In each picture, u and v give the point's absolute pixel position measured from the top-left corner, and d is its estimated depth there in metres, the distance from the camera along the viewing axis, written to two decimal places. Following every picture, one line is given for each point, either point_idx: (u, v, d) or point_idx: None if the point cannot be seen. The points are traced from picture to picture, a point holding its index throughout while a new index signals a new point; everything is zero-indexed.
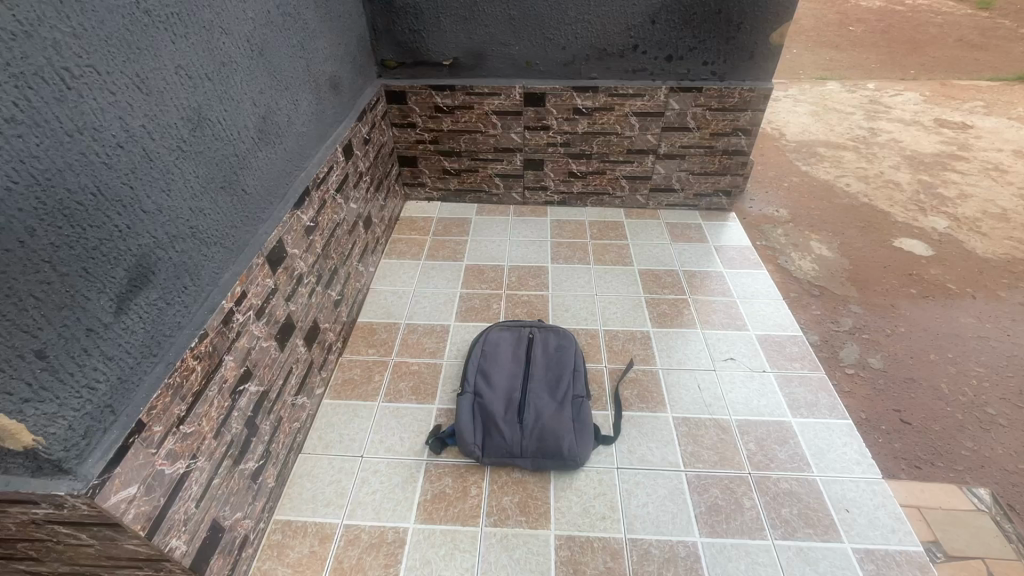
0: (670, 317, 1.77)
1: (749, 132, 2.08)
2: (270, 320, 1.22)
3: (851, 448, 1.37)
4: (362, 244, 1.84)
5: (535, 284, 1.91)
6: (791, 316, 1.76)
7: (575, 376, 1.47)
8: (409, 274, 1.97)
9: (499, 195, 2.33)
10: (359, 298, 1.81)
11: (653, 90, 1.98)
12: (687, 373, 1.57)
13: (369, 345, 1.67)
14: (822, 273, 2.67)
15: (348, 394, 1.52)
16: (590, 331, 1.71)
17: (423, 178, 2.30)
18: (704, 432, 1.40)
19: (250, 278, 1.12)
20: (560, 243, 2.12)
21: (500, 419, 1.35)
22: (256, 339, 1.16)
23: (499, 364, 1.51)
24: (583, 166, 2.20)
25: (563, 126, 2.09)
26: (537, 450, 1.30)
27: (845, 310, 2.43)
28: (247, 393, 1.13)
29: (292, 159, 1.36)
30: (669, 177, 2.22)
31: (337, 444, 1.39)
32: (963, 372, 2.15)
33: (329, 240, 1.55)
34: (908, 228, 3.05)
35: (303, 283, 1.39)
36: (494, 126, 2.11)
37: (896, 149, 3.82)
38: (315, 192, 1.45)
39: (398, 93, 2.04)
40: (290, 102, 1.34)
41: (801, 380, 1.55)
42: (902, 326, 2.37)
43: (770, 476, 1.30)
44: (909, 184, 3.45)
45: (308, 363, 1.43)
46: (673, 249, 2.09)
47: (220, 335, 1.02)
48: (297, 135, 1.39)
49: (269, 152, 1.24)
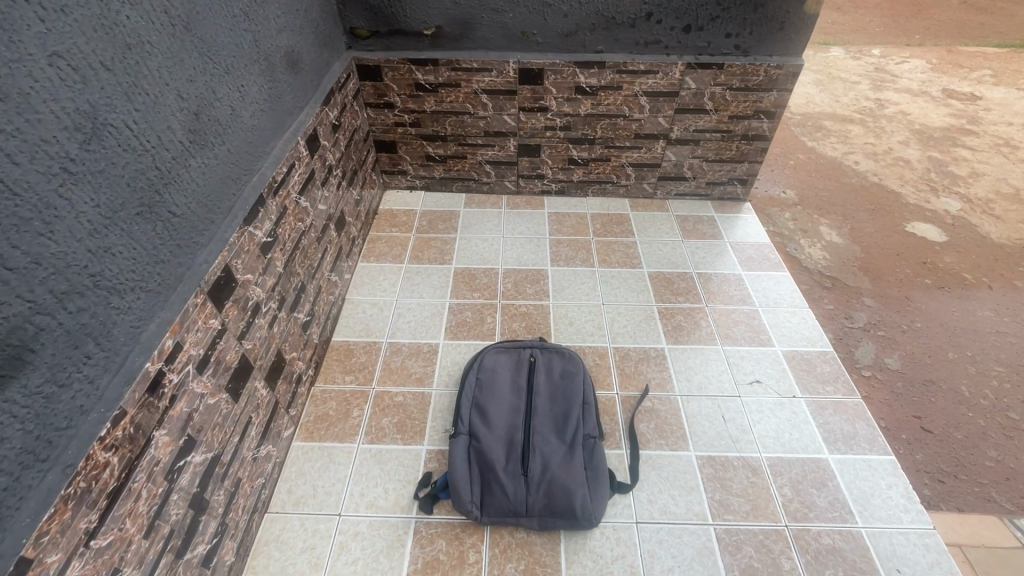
0: (686, 331, 1.58)
1: (772, 115, 1.84)
2: (220, 368, 1.00)
3: (897, 491, 1.21)
4: (335, 249, 1.60)
5: (533, 291, 1.70)
6: (821, 330, 1.58)
7: (585, 411, 1.28)
8: (391, 282, 1.73)
9: (490, 184, 2.08)
10: (333, 313, 1.57)
11: (667, 66, 1.72)
12: (709, 401, 1.39)
13: (345, 371, 1.45)
14: (835, 263, 2.50)
15: (322, 434, 1.31)
16: (597, 350, 1.51)
17: (403, 165, 2.03)
18: (733, 474, 1.24)
19: (186, 325, 0.89)
20: (559, 241, 1.89)
21: (499, 469, 1.16)
22: (200, 397, 0.93)
23: (497, 398, 1.32)
24: (584, 152, 1.96)
25: (563, 107, 1.83)
26: (545, 508, 1.12)
27: (860, 304, 2.27)
28: (191, 466, 0.91)
29: (240, 162, 1.09)
30: (680, 164, 1.98)
31: (310, 500, 1.19)
32: (983, 372, 2.02)
33: (293, 253, 1.30)
34: (919, 212, 2.88)
35: (261, 312, 1.15)
36: (485, 107, 1.84)
37: (904, 123, 3.62)
38: (273, 200, 1.19)
39: (371, 68, 1.75)
40: (233, 90, 1.07)
41: (836, 407, 1.38)
42: (920, 322, 2.23)
43: (810, 529, 1.14)
44: (920, 161, 3.27)
45: (272, 406, 1.20)
46: (685, 248, 1.88)
47: (145, 408, 0.80)
48: (245, 130, 1.11)
49: (206, 157, 0.97)
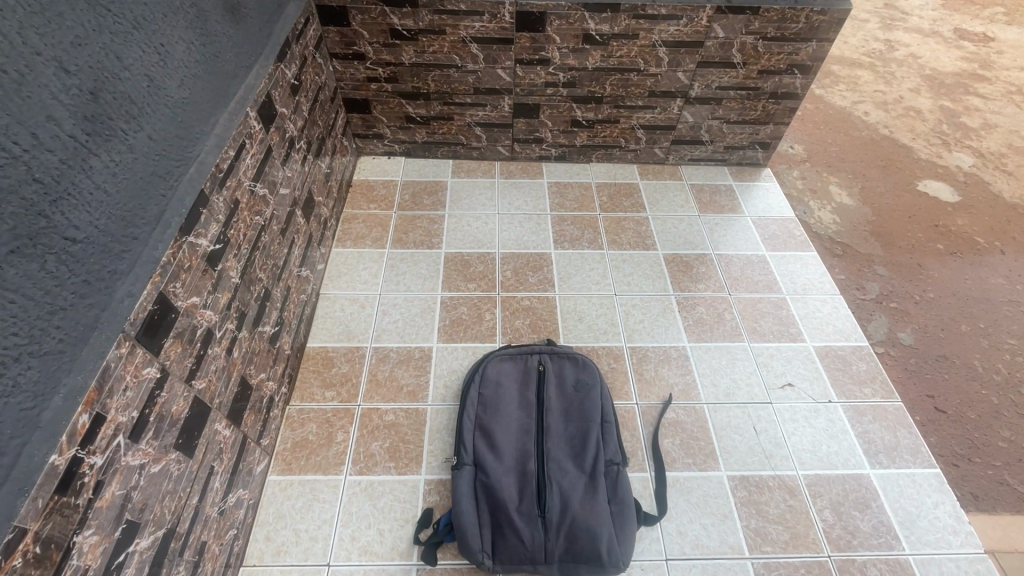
0: (709, 326, 1.41)
1: (807, 69, 1.60)
2: (164, 425, 0.79)
3: (945, 511, 1.13)
4: (305, 237, 1.35)
5: (536, 280, 1.49)
6: (855, 321, 1.44)
7: (605, 432, 1.13)
8: (372, 272, 1.50)
9: (481, 148, 1.81)
10: (307, 313, 1.35)
11: (694, 10, 1.45)
12: (738, 410, 1.25)
13: (325, 386, 1.26)
14: (841, 231, 1.88)
15: (302, 464, 1.13)
16: (612, 351, 1.34)
17: (379, 128, 1.74)
18: (769, 497, 1.12)
19: (108, 388, 0.67)
20: (562, 218, 1.67)
21: (512, 510, 1.01)
22: (138, 470, 0.73)
23: (504, 417, 1.14)
24: (590, 113, 1.70)
25: (567, 59, 1.55)
26: (566, 553, 0.99)
27: (868, 275, 1.73)
28: (135, 556, 0.73)
29: (171, 149, 0.82)
30: (698, 126, 1.75)
31: (293, 548, 1.02)
32: (997, 346, 1.57)
33: (251, 257, 1.06)
34: (931, 167, 2.25)
35: (214, 339, 0.93)
36: (475, 60, 1.55)
37: (915, 68, 2.91)
38: (219, 195, 0.94)
39: (335, 10, 1.43)
40: (147, 51, 0.79)
41: (876, 413, 1.26)
42: (932, 293, 1.70)
43: (854, 559, 1.05)
44: (932, 111, 2.61)
45: (240, 445, 1.01)
46: (702, 223, 1.68)
47: (56, 515, 0.60)
48: (175, 105, 0.83)
49: (117, 151, 0.71)
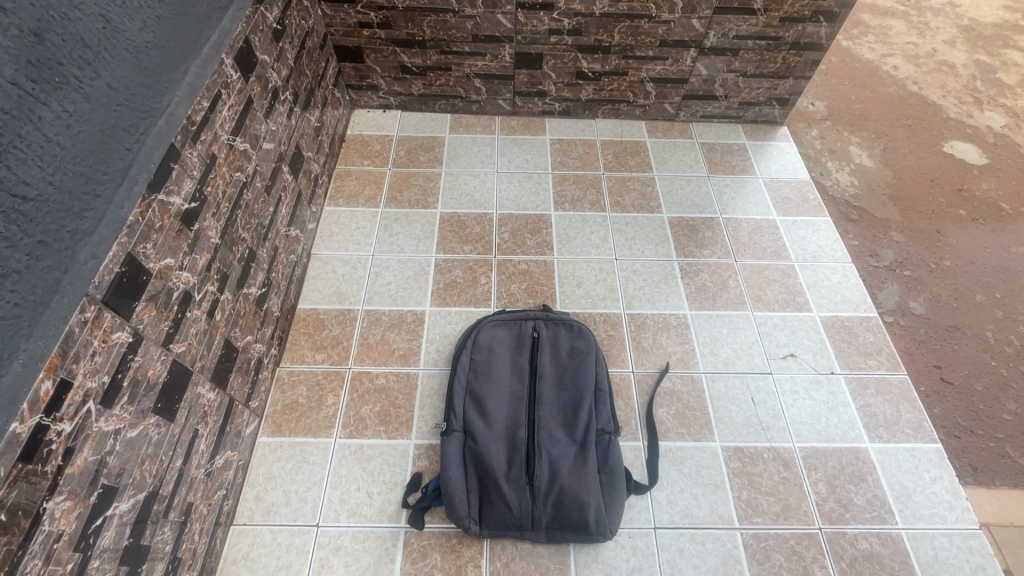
0: (712, 294, 1.36)
1: (833, 16, 1.47)
2: (141, 390, 0.78)
3: (942, 486, 1.11)
4: (292, 195, 1.30)
5: (534, 244, 1.44)
6: (865, 291, 1.39)
7: (597, 401, 1.11)
8: (365, 232, 1.45)
9: (480, 102, 1.71)
10: (296, 274, 1.31)
11: None
12: (737, 381, 1.22)
13: (315, 348, 1.24)
14: (858, 195, 1.78)
15: (292, 427, 1.13)
16: (609, 319, 1.31)
17: (373, 79, 1.65)
18: (762, 468, 1.11)
19: (74, 354, 0.65)
20: (564, 177, 1.59)
21: (500, 477, 1.01)
22: (112, 435, 0.72)
23: (496, 383, 1.12)
24: (596, 64, 1.59)
25: (572, 4, 1.44)
26: (553, 520, 0.99)
27: (883, 242, 1.65)
28: (114, 519, 0.73)
29: (136, 99, 0.76)
30: (711, 80, 1.63)
31: (283, 509, 1.03)
32: (1014, 318, 1.50)
33: (232, 216, 1.02)
34: (960, 127, 2.11)
35: (193, 302, 0.90)
36: (473, 3, 1.44)
37: (952, 17, 2.69)
38: (193, 150, 0.89)
39: None
40: None
41: (880, 387, 1.23)
42: (949, 262, 1.62)
43: (845, 533, 1.04)
44: (966, 66, 2.43)
45: (226, 408, 1.00)
46: (711, 185, 1.60)
47: (22, 483, 0.58)
48: (138, 51, 0.77)
49: (71, 101, 0.66)
